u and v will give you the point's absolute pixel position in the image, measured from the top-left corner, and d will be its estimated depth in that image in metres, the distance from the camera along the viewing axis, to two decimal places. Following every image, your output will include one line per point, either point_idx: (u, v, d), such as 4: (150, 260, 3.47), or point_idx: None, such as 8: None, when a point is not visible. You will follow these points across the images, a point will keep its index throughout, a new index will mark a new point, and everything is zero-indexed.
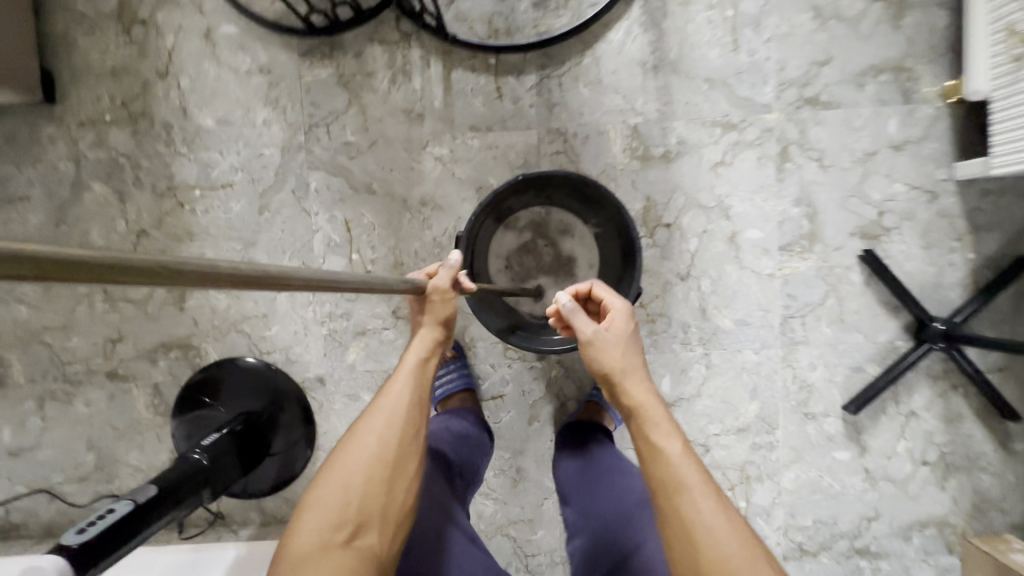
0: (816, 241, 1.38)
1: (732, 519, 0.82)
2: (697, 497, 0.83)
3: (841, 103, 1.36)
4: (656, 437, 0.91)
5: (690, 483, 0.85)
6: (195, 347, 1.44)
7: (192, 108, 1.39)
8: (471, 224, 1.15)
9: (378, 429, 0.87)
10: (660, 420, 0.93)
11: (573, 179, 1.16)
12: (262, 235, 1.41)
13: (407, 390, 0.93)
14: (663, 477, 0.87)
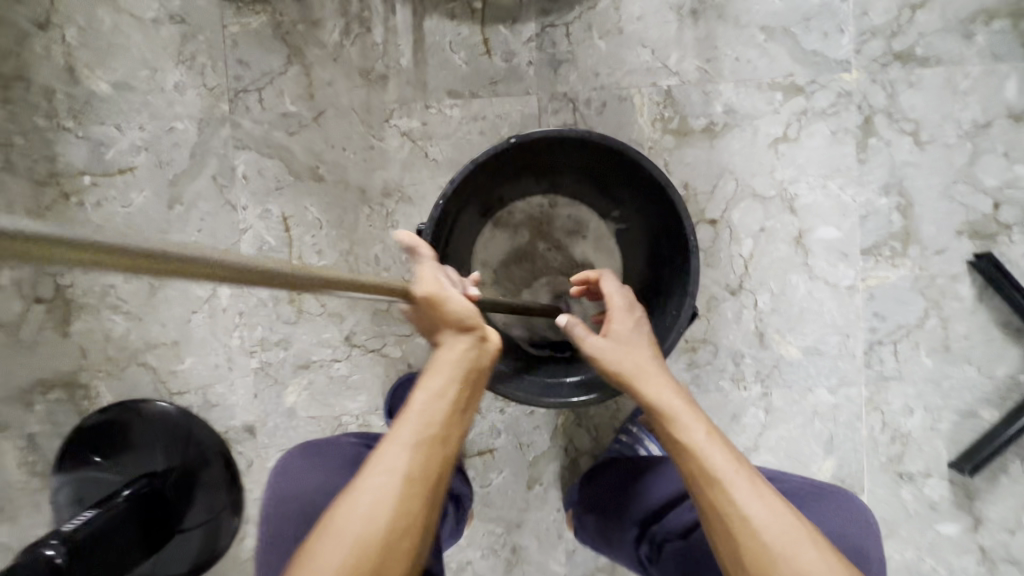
0: (910, 242, 1.03)
1: (788, 512, 0.59)
2: (747, 499, 0.59)
3: (943, 59, 1.02)
4: (682, 433, 0.65)
5: (734, 482, 0.60)
6: (83, 387, 1.08)
7: (81, 68, 1.05)
8: (443, 209, 0.80)
9: (359, 509, 0.53)
10: (680, 409, 0.68)
11: (590, 145, 0.81)
12: (172, 236, 1.06)
13: (406, 451, 0.56)
14: (699, 480, 0.62)
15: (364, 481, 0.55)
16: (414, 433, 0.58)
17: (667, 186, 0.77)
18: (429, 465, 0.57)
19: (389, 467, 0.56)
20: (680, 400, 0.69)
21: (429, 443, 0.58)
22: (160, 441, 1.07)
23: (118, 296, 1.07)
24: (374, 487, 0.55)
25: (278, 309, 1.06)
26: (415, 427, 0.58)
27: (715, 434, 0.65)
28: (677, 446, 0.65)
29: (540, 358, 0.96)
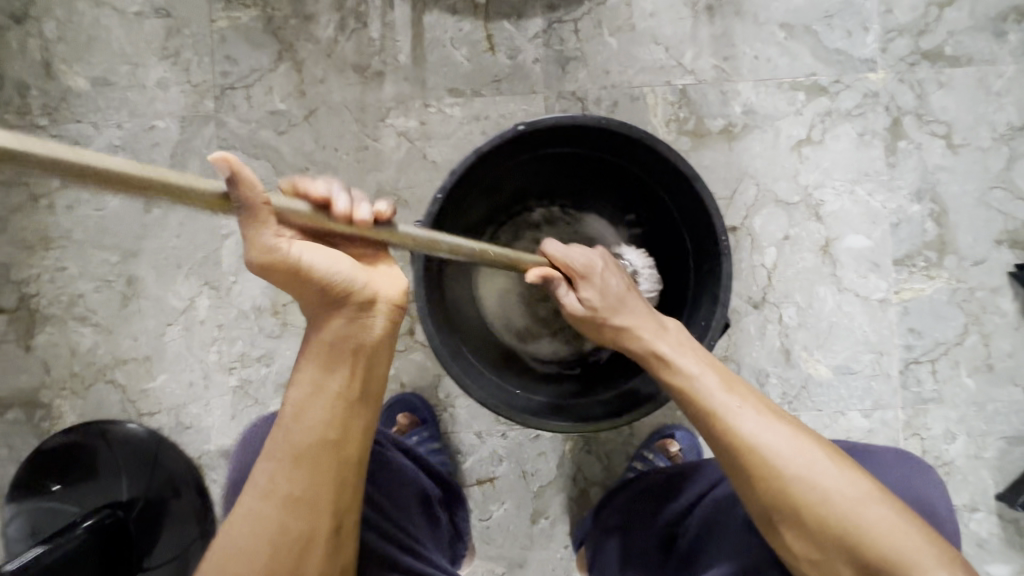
0: (946, 252, 0.96)
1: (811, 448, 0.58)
2: (809, 471, 0.56)
3: (973, 59, 0.96)
4: (728, 416, 0.59)
5: (792, 456, 0.57)
6: (44, 407, 0.99)
7: (58, 63, 0.99)
8: (442, 205, 0.72)
9: (258, 500, 0.53)
10: (720, 387, 0.62)
11: (606, 135, 0.74)
12: (149, 242, 0.98)
13: (269, 463, 0.53)
14: (752, 463, 0.57)
15: (242, 492, 0.54)
16: (284, 438, 0.54)
17: (694, 181, 0.70)
18: (295, 478, 0.53)
19: (254, 483, 0.53)
20: (722, 379, 0.63)
21: (293, 458, 0.53)
22: (127, 467, 0.97)
23: (87, 306, 0.99)
24: (245, 500, 0.53)
25: (260, 322, 0.97)
26: (280, 440, 0.54)
27: (764, 408, 0.61)
28: (726, 434, 0.59)
29: (548, 376, 0.88)
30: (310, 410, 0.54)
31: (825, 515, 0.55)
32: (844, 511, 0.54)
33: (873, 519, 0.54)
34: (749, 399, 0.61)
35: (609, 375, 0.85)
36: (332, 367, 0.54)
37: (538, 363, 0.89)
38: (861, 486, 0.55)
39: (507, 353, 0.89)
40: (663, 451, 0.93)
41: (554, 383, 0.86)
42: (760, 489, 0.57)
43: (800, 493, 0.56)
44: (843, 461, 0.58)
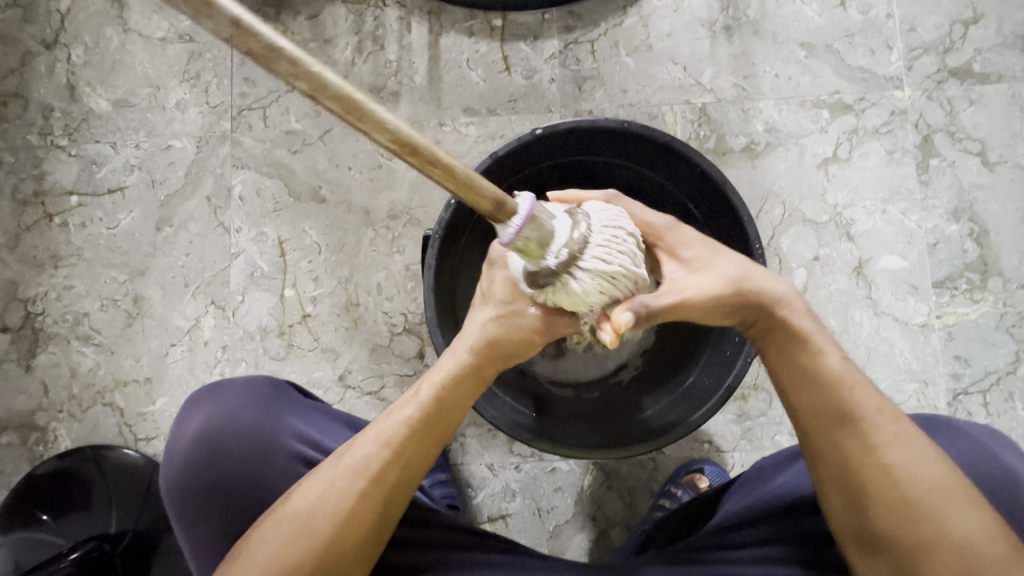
0: (990, 274, 0.90)
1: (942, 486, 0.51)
2: (941, 502, 0.50)
3: (1004, 76, 0.93)
4: (865, 424, 0.53)
5: (930, 479, 0.51)
6: (40, 430, 0.95)
7: (82, 85, 1.00)
8: (454, 209, 0.71)
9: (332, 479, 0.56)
10: (861, 389, 0.54)
11: (624, 140, 0.73)
12: (158, 261, 0.97)
13: (386, 452, 0.57)
14: (875, 477, 0.52)
15: (343, 468, 0.57)
16: (409, 431, 0.58)
17: (725, 185, 0.69)
18: (403, 473, 0.58)
19: (363, 464, 0.57)
20: (862, 379, 0.55)
21: (413, 449, 0.58)
22: (119, 496, 0.92)
23: (90, 325, 0.96)
24: (344, 479, 0.56)
25: (265, 344, 0.94)
26: (411, 435, 0.58)
27: (905, 423, 0.53)
28: (854, 441, 0.53)
29: (565, 402, 0.80)
30: (440, 412, 0.59)
31: (939, 550, 0.49)
32: (968, 552, 0.48)
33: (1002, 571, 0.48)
34: (890, 408, 0.54)
35: (633, 399, 0.80)
36: (467, 382, 0.61)
37: (553, 390, 0.81)
38: (993, 531, 0.49)
39: (519, 379, 0.80)
40: (693, 487, 0.84)
41: (573, 411, 0.79)
42: (873, 507, 0.52)
43: (918, 521, 0.50)
44: (978, 501, 0.50)
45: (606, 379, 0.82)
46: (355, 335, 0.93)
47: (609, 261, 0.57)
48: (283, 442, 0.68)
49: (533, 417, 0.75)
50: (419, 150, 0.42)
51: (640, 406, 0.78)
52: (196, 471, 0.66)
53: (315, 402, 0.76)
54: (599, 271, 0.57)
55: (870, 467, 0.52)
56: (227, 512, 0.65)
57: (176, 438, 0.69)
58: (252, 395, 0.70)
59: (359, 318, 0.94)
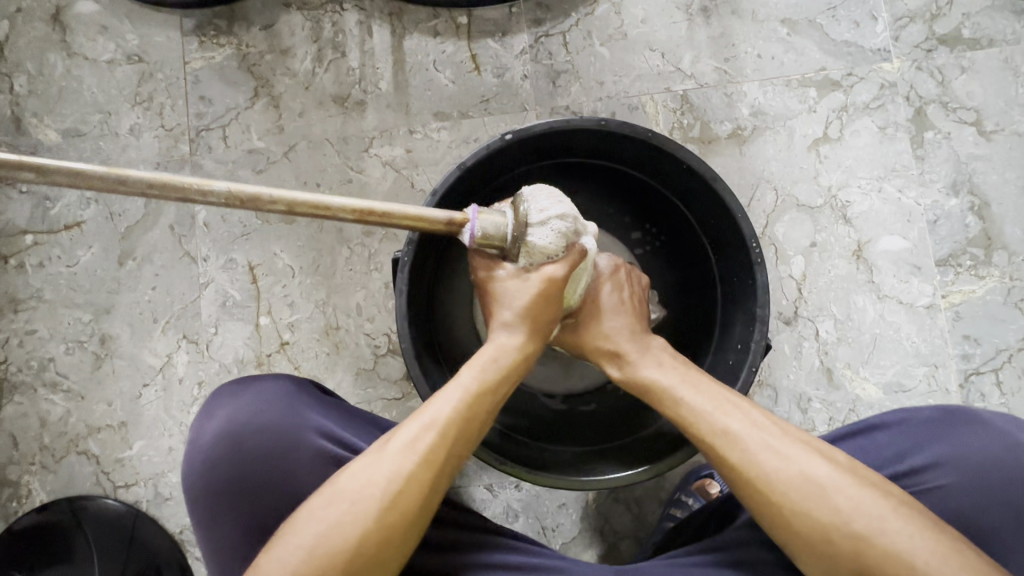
0: (994, 248, 0.86)
1: (806, 474, 0.52)
2: (808, 502, 0.51)
3: (995, 39, 0.89)
4: (718, 446, 0.55)
5: (793, 480, 0.52)
6: (12, 485, 0.90)
7: (29, 117, 0.95)
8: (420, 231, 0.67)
9: (374, 458, 0.53)
10: (710, 413, 0.56)
11: (602, 138, 0.68)
12: (123, 297, 0.92)
13: (433, 433, 0.53)
14: (752, 493, 0.53)
15: (390, 450, 0.53)
16: (455, 411, 0.55)
17: (714, 181, 0.65)
18: (454, 450, 0.54)
19: (410, 446, 0.53)
20: (708, 401, 0.57)
21: (459, 431, 0.54)
22: (101, 549, 0.87)
23: (57, 371, 0.91)
24: (394, 458, 0.52)
25: (244, 375, 0.89)
26: (456, 415, 0.54)
27: (758, 433, 0.54)
28: (719, 467, 0.55)
29: (560, 418, 0.76)
30: (487, 389, 0.57)
31: (824, 545, 0.50)
32: (841, 540, 0.50)
33: (879, 549, 0.49)
34: (740, 426, 0.55)
35: (636, 410, 0.75)
36: (511, 362, 0.59)
37: (546, 400, 0.77)
38: (871, 508, 0.50)
39: (513, 398, 0.76)
40: (704, 494, 0.80)
41: (569, 428, 0.75)
42: (760, 517, 0.53)
43: (799, 522, 0.51)
44: (843, 485, 0.51)
45: (604, 388, 0.77)
46: (337, 361, 0.89)
47: (557, 208, 0.60)
48: (309, 442, 0.62)
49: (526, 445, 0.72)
50: (374, 210, 0.56)
51: (644, 420, 0.74)
52: (218, 471, 0.61)
53: (341, 400, 0.70)
54: (549, 218, 0.60)
55: (739, 485, 0.54)
56: (251, 513, 0.61)
57: (196, 436, 0.64)
58: (279, 392, 0.64)
59: (341, 342, 0.89)
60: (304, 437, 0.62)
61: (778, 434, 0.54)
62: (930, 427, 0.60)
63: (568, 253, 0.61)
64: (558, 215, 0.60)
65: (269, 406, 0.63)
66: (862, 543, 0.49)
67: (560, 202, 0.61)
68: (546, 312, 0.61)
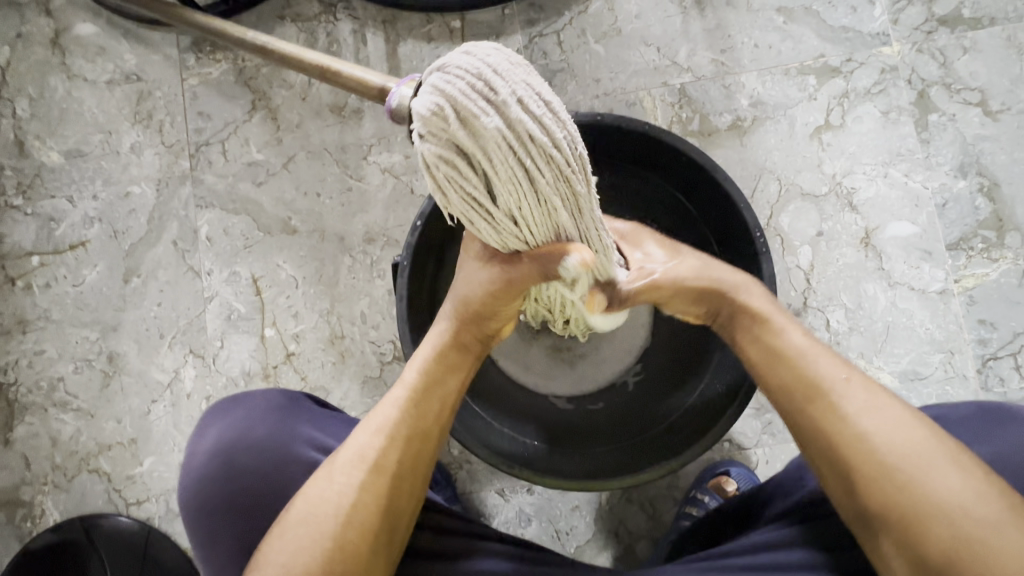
0: (1006, 230, 0.84)
1: (924, 439, 0.47)
2: (929, 472, 0.45)
3: (996, 18, 0.87)
4: (836, 394, 0.50)
5: (913, 444, 0.46)
6: (26, 506, 0.90)
7: (32, 140, 0.96)
8: (419, 232, 0.67)
9: (331, 479, 0.51)
10: (823, 361, 0.51)
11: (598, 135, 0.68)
12: (128, 314, 0.92)
13: (381, 439, 0.53)
14: (862, 449, 0.47)
15: (339, 462, 0.52)
16: (401, 413, 0.54)
17: (716, 172, 0.64)
18: (405, 457, 0.53)
19: (359, 455, 0.52)
20: (823, 350, 0.53)
21: (408, 434, 0.54)
22: (117, 568, 0.87)
23: (66, 390, 0.91)
24: (342, 475, 0.52)
25: (251, 388, 0.89)
26: (405, 417, 0.54)
27: (878, 390, 0.50)
28: (826, 414, 0.49)
29: (567, 418, 0.75)
30: (430, 389, 0.55)
31: (928, 527, 0.44)
32: (961, 523, 0.44)
33: (1003, 539, 0.42)
34: (862, 377, 0.51)
35: (645, 410, 0.74)
36: (448, 367, 0.57)
37: (551, 400, 0.75)
38: (991, 496, 0.44)
39: (517, 401, 0.75)
40: (720, 492, 0.79)
41: (577, 427, 0.74)
42: (858, 482, 0.47)
43: (908, 493, 0.45)
44: (967, 465, 0.46)
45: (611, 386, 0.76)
46: (343, 369, 0.88)
47: (445, 61, 0.45)
48: (300, 454, 0.61)
49: (534, 450, 0.71)
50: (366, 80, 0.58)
51: (654, 418, 0.73)
52: (212, 489, 0.61)
53: (335, 412, 0.70)
54: (438, 107, 0.44)
55: (849, 438, 0.48)
56: (246, 531, 0.60)
57: (191, 457, 0.64)
58: (270, 406, 0.65)
59: (346, 350, 0.89)
60: (297, 449, 0.62)
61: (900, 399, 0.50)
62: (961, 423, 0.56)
63: (445, 127, 0.45)
64: (436, 98, 0.44)
65: (260, 420, 0.63)
66: (982, 529, 0.43)
67: (461, 55, 0.45)
68: (502, 302, 0.55)
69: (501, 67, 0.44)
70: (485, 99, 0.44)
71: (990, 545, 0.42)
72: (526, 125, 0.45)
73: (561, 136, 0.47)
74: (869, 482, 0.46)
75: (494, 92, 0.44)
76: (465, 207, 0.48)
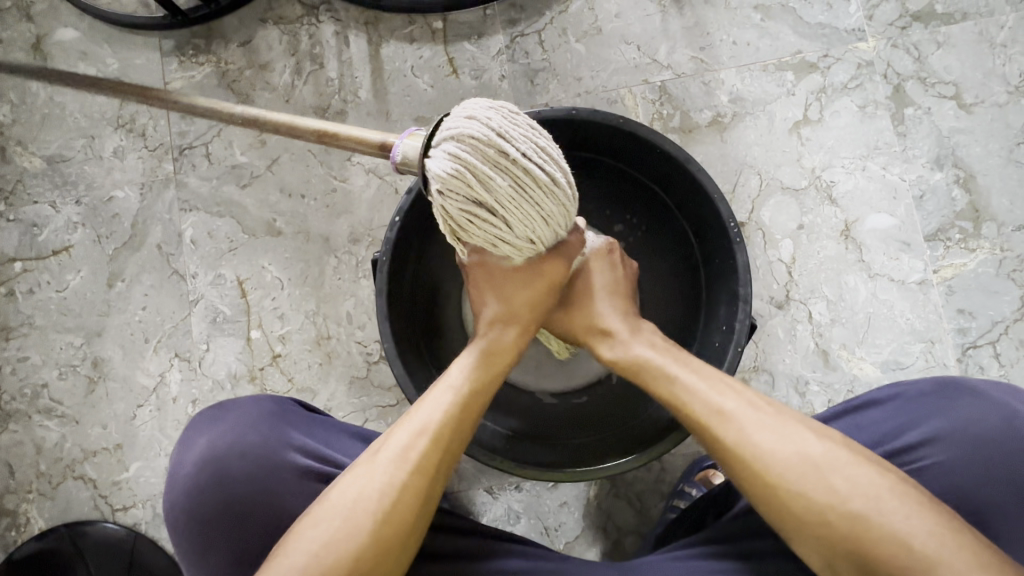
0: (982, 220, 0.86)
1: (795, 453, 0.49)
2: (807, 482, 0.48)
3: (969, 13, 0.89)
4: (712, 426, 0.51)
5: (789, 460, 0.49)
6: (10, 515, 0.89)
7: (13, 145, 0.95)
8: (397, 231, 0.67)
9: (365, 480, 0.51)
10: (704, 391, 0.53)
11: (574, 128, 0.69)
12: (113, 319, 0.91)
13: (427, 439, 0.52)
14: (749, 472, 0.49)
15: (384, 458, 0.51)
16: (448, 415, 0.54)
17: (688, 163, 0.65)
18: (446, 457, 0.53)
19: (401, 455, 0.52)
20: (699, 377, 0.54)
21: (456, 434, 0.54)
22: None
23: (51, 397, 0.91)
24: (385, 471, 0.51)
25: (237, 392, 0.89)
26: (449, 419, 0.54)
27: (752, 408, 0.52)
28: (714, 447, 0.52)
29: (552, 412, 0.75)
30: (475, 390, 0.56)
31: (824, 528, 0.47)
32: (838, 522, 0.46)
33: (881, 527, 0.45)
34: (735, 405, 0.52)
35: (628, 400, 0.75)
36: (497, 366, 0.58)
37: (537, 395, 0.76)
38: (867, 486, 0.47)
39: (501, 397, 0.75)
40: (707, 484, 0.80)
41: (562, 421, 0.74)
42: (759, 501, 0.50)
43: (797, 501, 0.48)
44: (838, 462, 0.48)
45: (595, 379, 0.77)
46: (330, 370, 0.88)
47: (454, 127, 0.51)
48: (292, 462, 0.61)
49: (517, 442, 0.71)
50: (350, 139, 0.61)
51: (638, 408, 0.73)
52: (201, 500, 0.60)
53: (324, 417, 0.70)
54: (458, 170, 0.51)
55: (735, 467, 0.50)
56: (237, 540, 0.60)
57: (177, 467, 0.63)
58: (259, 414, 0.64)
59: (333, 351, 0.89)
60: (288, 458, 0.61)
61: (770, 410, 0.51)
62: (925, 401, 0.58)
63: (468, 183, 0.51)
64: (456, 161, 0.51)
65: (251, 430, 0.62)
66: (862, 523, 0.46)
67: (469, 120, 0.51)
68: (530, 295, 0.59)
69: (506, 127, 0.51)
70: (496, 155, 0.51)
71: (870, 539, 0.45)
72: (538, 173, 0.52)
73: (566, 177, 0.54)
74: (764, 501, 0.49)
75: (510, 150, 0.51)
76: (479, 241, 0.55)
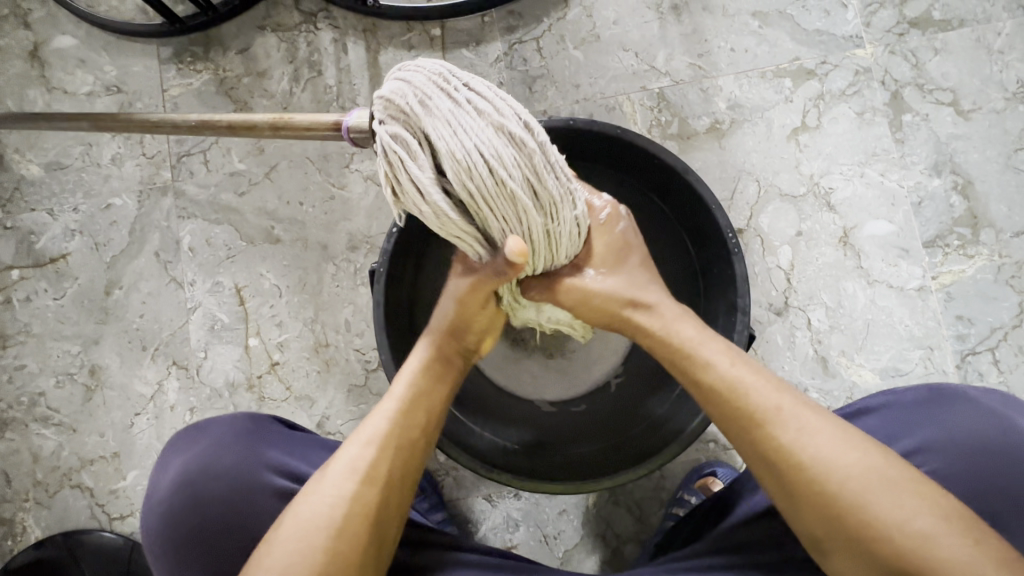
0: (981, 227, 0.86)
1: (856, 460, 0.47)
2: (868, 492, 0.46)
3: (966, 20, 0.89)
4: (769, 423, 0.50)
5: (849, 467, 0.47)
6: (7, 523, 0.89)
7: (11, 153, 0.95)
8: (394, 242, 0.67)
9: (321, 494, 0.51)
10: (757, 388, 0.51)
11: (572, 138, 0.69)
12: (110, 327, 0.91)
13: (372, 449, 0.53)
14: (801, 475, 0.48)
15: (331, 474, 0.51)
16: (393, 423, 0.54)
17: (685, 174, 0.65)
18: (396, 466, 0.53)
19: (350, 467, 0.52)
20: (756, 375, 0.52)
21: (401, 442, 0.54)
22: None
23: (48, 405, 0.91)
24: (335, 486, 0.51)
25: (235, 400, 0.88)
26: (395, 428, 0.54)
27: (811, 412, 0.50)
28: (764, 444, 0.50)
29: (549, 422, 0.75)
30: (421, 399, 0.56)
31: (874, 543, 0.45)
32: (899, 540, 0.44)
33: (939, 550, 0.43)
34: (793, 402, 0.50)
35: (625, 410, 0.75)
36: (430, 374, 0.58)
37: (534, 404, 0.76)
38: (921, 507, 0.45)
39: (499, 406, 0.75)
40: (706, 492, 0.79)
41: (558, 431, 0.74)
42: (805, 507, 0.48)
43: (850, 513, 0.46)
44: (898, 478, 0.46)
45: (592, 388, 0.76)
46: (328, 378, 0.88)
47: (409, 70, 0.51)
48: (264, 481, 0.61)
49: (514, 453, 0.71)
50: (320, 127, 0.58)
51: (635, 418, 0.74)
52: (176, 524, 0.60)
53: (302, 434, 0.69)
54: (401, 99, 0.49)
55: (786, 468, 0.48)
56: (212, 564, 0.59)
57: (153, 491, 0.63)
58: (233, 435, 0.64)
59: (331, 359, 0.88)
60: (261, 479, 0.61)
61: (829, 416, 0.50)
62: (919, 409, 0.58)
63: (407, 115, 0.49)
64: (400, 92, 0.49)
65: (224, 451, 0.62)
66: (920, 542, 0.44)
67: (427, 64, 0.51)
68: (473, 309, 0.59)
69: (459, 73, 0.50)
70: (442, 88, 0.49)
71: (926, 560, 0.43)
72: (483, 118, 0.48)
73: (520, 130, 0.50)
74: (814, 505, 0.47)
75: (455, 90, 0.49)
76: (428, 192, 0.49)
